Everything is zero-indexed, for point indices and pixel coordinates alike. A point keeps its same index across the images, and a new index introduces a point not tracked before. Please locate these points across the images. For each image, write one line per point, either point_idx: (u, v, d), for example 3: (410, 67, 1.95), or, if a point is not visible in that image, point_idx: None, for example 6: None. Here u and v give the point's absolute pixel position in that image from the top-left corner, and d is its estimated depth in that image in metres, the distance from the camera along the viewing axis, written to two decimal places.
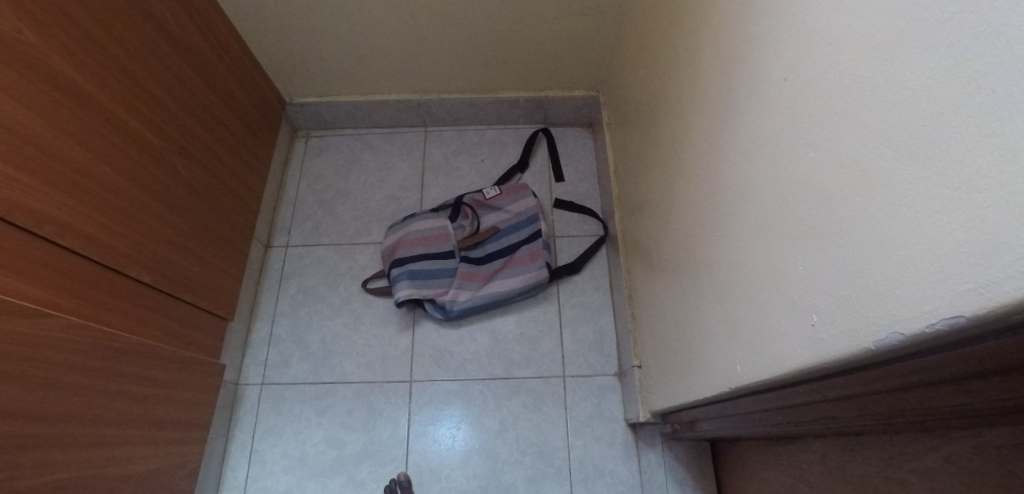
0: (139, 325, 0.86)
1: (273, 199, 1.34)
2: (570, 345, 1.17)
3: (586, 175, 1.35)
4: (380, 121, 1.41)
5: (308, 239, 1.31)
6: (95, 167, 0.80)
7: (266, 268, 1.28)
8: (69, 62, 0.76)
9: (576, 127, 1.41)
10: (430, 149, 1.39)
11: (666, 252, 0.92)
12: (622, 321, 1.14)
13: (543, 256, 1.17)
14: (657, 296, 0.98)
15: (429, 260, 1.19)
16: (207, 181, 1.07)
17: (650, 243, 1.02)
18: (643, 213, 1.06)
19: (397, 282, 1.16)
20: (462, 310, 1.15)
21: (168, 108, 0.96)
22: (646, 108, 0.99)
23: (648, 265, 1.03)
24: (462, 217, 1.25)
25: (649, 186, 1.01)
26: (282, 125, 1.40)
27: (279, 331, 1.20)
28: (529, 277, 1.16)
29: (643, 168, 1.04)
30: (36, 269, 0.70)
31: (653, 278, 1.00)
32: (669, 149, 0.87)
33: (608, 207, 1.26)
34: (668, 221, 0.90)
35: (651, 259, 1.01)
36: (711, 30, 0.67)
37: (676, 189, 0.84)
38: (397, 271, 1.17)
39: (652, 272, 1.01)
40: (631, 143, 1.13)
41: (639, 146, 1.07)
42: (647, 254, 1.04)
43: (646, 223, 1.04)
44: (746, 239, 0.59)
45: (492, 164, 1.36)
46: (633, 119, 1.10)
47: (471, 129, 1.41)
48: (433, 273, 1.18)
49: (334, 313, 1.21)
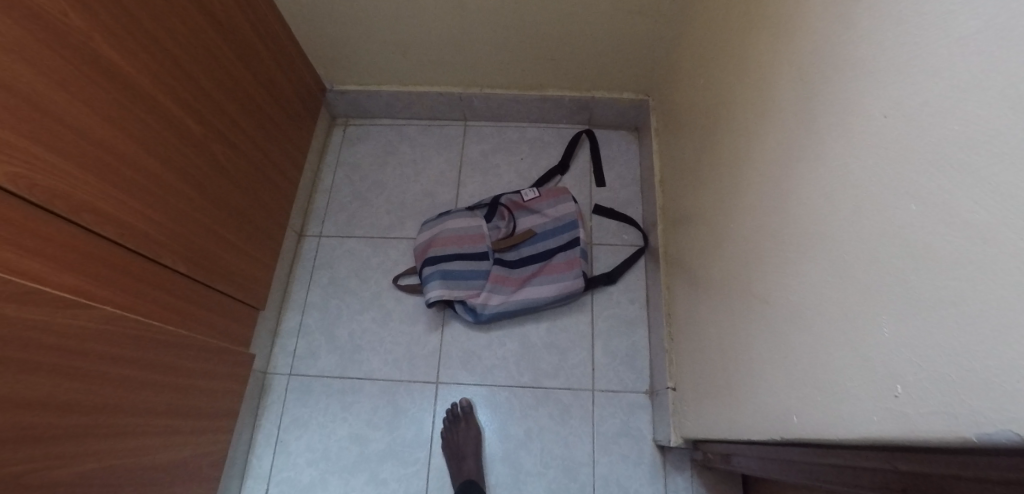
0: (173, 315, 0.86)
1: (308, 187, 1.33)
2: (601, 359, 1.14)
3: (628, 181, 1.30)
4: (420, 112, 1.38)
5: (342, 230, 1.30)
6: (137, 155, 0.79)
7: (298, 257, 1.28)
8: (114, 47, 0.75)
9: (621, 130, 1.35)
10: (469, 144, 1.36)
11: (713, 277, 0.87)
12: (658, 339, 1.10)
13: (581, 265, 1.14)
14: (700, 321, 0.93)
15: (462, 261, 1.16)
16: (246, 170, 1.06)
17: (696, 264, 0.97)
18: (691, 230, 1.01)
19: (429, 282, 1.14)
20: (493, 314, 1.13)
21: (209, 94, 0.95)
22: (703, 120, 0.94)
23: (692, 286, 0.99)
24: (498, 218, 1.22)
25: (700, 203, 0.96)
26: (321, 111, 1.38)
27: (309, 322, 1.20)
28: (565, 286, 1.12)
29: (694, 184, 0.99)
30: (75, 258, 0.70)
31: (697, 301, 0.95)
32: (728, 169, 0.81)
33: (650, 217, 1.21)
34: (720, 245, 0.85)
35: (697, 281, 0.96)
36: (795, 47, 0.61)
37: (733, 213, 0.79)
38: (429, 270, 1.15)
39: (696, 294, 0.96)
40: (682, 154, 1.07)
41: (691, 158, 1.02)
42: (692, 274, 0.99)
43: (693, 242, 0.99)
44: (818, 286, 0.54)
45: (531, 164, 1.33)
46: (687, 130, 1.04)
47: (511, 126, 1.37)
48: (466, 274, 1.15)
49: (364, 308, 1.20)
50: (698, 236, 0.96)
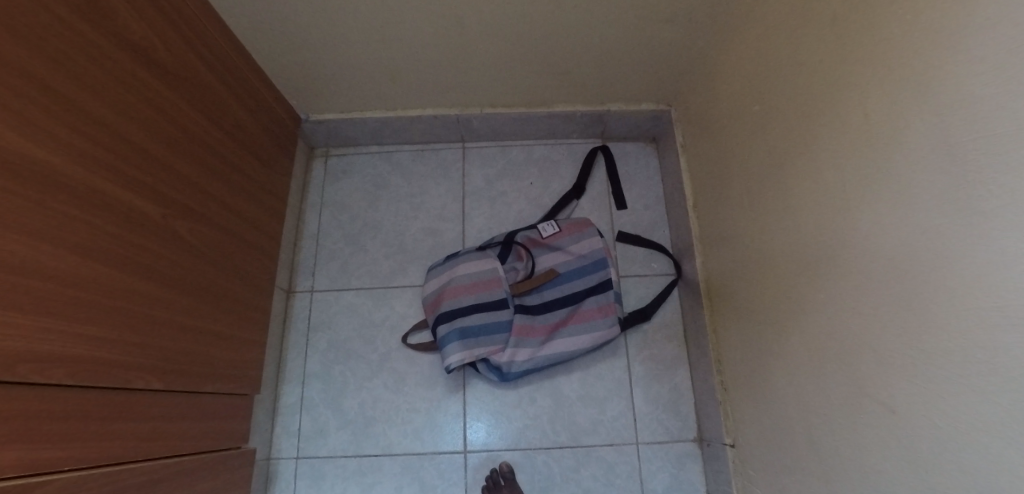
0: (155, 442, 0.73)
1: (293, 235, 1.18)
2: (642, 407, 1.04)
3: (651, 200, 1.19)
4: (411, 137, 1.23)
5: (337, 282, 1.15)
6: (89, 269, 0.63)
7: (291, 318, 1.14)
8: (48, 143, 0.58)
9: (637, 141, 1.24)
10: (470, 170, 1.22)
11: (780, 338, 0.76)
12: (704, 384, 1.00)
13: (615, 310, 1.02)
14: (759, 380, 0.83)
15: (480, 313, 1.02)
16: (221, 241, 0.90)
17: (749, 312, 0.86)
18: (739, 272, 0.89)
19: (445, 342, 1.00)
20: (521, 372, 1.01)
21: (168, 164, 0.78)
22: (755, 151, 0.81)
23: (744, 335, 0.88)
24: (514, 258, 1.09)
25: (752, 245, 0.83)
26: (298, 145, 1.22)
27: (312, 394, 1.08)
28: (599, 335, 1.01)
29: (742, 220, 0.87)
30: (33, 426, 0.55)
31: (754, 356, 0.85)
32: (802, 221, 0.68)
33: (681, 244, 1.10)
34: (788, 305, 0.73)
35: (751, 332, 0.85)
36: (935, 102, 0.47)
37: (814, 276, 0.66)
38: (444, 329, 1.01)
39: (752, 347, 0.85)
40: (722, 181, 0.94)
41: (735, 189, 0.89)
42: (744, 322, 0.88)
43: (743, 287, 0.88)
44: (999, 426, 0.42)
45: (542, 189, 1.20)
46: (727, 155, 0.91)
47: (515, 146, 1.23)
48: (487, 328, 1.02)
49: (373, 373, 1.08)
50: (751, 282, 0.84)
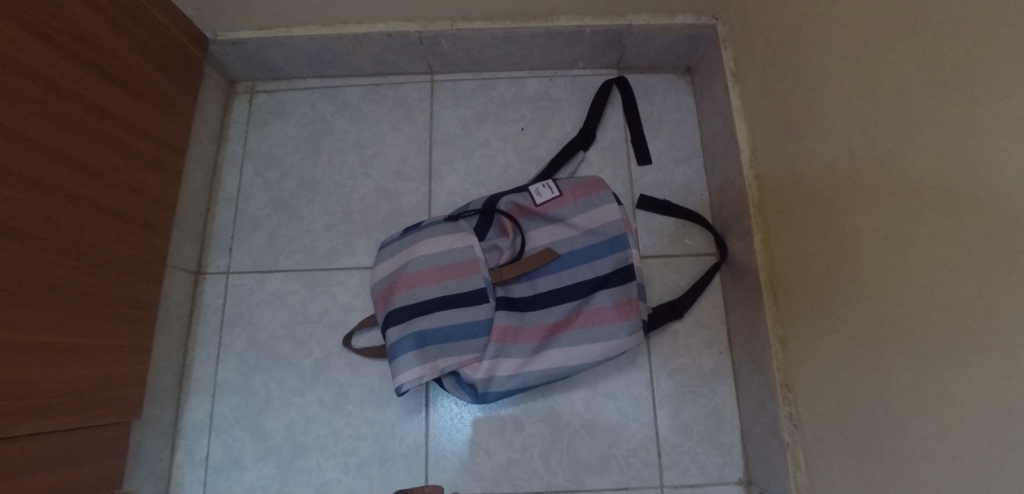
0: None
1: (202, 196, 0.88)
2: (667, 437, 0.77)
3: (684, 154, 0.88)
4: (361, 66, 0.91)
5: (259, 262, 0.86)
6: None
7: (199, 308, 0.85)
8: None
9: (664, 74, 0.92)
10: (440, 110, 0.90)
11: (941, 380, 0.45)
12: (759, 411, 0.72)
13: (638, 309, 0.73)
14: (874, 432, 0.54)
15: (448, 309, 0.73)
16: (65, 208, 0.61)
17: (859, 327, 0.55)
18: (837, 262, 0.58)
19: (396, 351, 0.71)
20: (504, 392, 0.72)
21: None
22: (916, 63, 0.47)
23: (844, 359, 0.58)
24: (496, 233, 0.78)
25: (875, 221, 0.52)
26: (207, 75, 0.90)
27: (224, 413, 0.81)
28: (614, 345, 0.72)
29: (852, 182, 0.55)
30: None
31: (865, 395, 0.55)
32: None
33: (727, 214, 0.81)
34: (970, 325, 0.42)
35: (861, 356, 0.55)
36: None
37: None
38: (396, 332, 0.72)
39: (861, 380, 0.55)
40: (810, 122, 0.62)
41: (839, 133, 0.57)
42: (846, 339, 0.57)
43: (845, 285, 0.57)
44: None
45: (538, 137, 0.89)
46: (829, 78, 0.58)
47: (501, 78, 0.91)
48: (456, 331, 0.72)
49: (304, 386, 0.80)
50: (869, 281, 0.53)
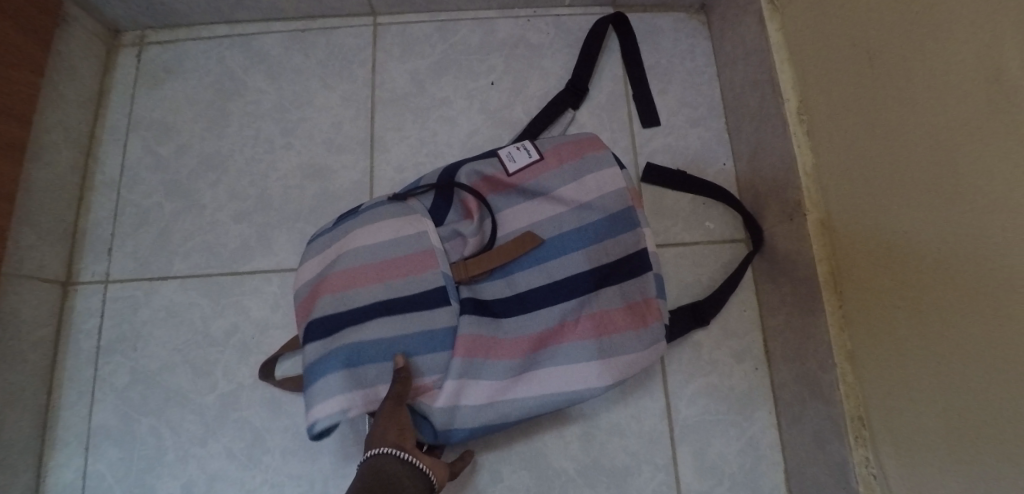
0: None
1: (70, 181, 0.66)
2: (691, 484, 0.58)
3: (700, 113, 0.69)
4: (278, 5, 0.69)
5: (148, 266, 0.64)
6: None
7: (67, 330, 0.63)
8: None
9: (672, 12, 0.72)
10: (384, 62, 0.69)
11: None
12: (815, 449, 0.54)
13: (658, 313, 0.54)
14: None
15: (391, 316, 0.53)
16: None
17: (1005, 350, 0.36)
18: (964, 251, 0.38)
19: (315, 374, 0.51)
20: (471, 429, 0.52)
21: None
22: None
23: (970, 395, 0.38)
24: (457, 218, 0.57)
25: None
26: (72, 18, 0.67)
27: (99, 472, 0.59)
28: (624, 360, 0.53)
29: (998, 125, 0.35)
30: None
31: (1012, 453, 0.35)
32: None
33: (761, 188, 0.62)
34: None
35: (1006, 395, 0.36)
36: None
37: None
38: (318, 352, 0.52)
39: (1004, 430, 0.36)
40: (913, 40, 0.42)
41: (978, 47, 0.37)
42: (977, 366, 0.38)
43: (978, 287, 0.37)
44: None
45: (513, 95, 0.68)
46: None
47: (463, 21, 0.71)
48: (403, 346, 0.52)
49: (208, 430, 0.59)
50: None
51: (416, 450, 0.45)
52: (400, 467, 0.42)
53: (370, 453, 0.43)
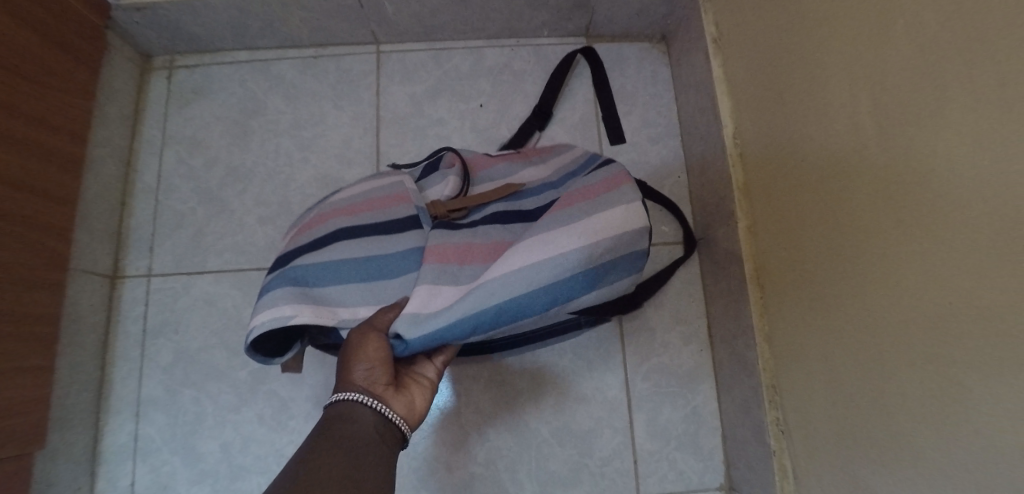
0: None
1: (114, 188, 0.77)
2: (644, 443, 0.71)
3: (660, 131, 0.80)
4: (293, 35, 0.79)
5: (185, 263, 0.75)
6: None
7: (115, 317, 0.74)
8: None
9: (637, 42, 0.84)
10: (387, 86, 0.80)
11: (991, 396, 0.37)
12: (743, 413, 0.66)
13: (632, 179, 0.55)
14: (895, 457, 0.45)
15: (351, 239, 0.53)
16: None
17: (860, 329, 0.48)
18: (836, 255, 0.50)
19: (266, 293, 0.50)
20: (447, 332, 0.45)
21: None
22: (956, 11, 0.39)
23: (841, 363, 0.51)
24: (439, 173, 0.60)
25: (889, 214, 0.44)
26: (111, 46, 0.77)
27: (149, 434, 0.70)
28: (595, 224, 0.49)
29: (864, 161, 0.46)
30: None
31: (867, 403, 0.48)
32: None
33: (707, 198, 0.73)
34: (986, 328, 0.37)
35: (862, 363, 0.48)
36: None
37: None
38: (275, 276, 0.52)
39: (861, 389, 0.48)
40: (808, 89, 0.53)
41: (845, 102, 0.48)
42: (846, 342, 0.50)
43: (845, 283, 0.49)
44: None
45: (498, 114, 0.80)
46: (835, 38, 0.50)
47: (456, 49, 0.81)
48: (366, 269, 0.51)
49: (241, 400, 0.70)
50: (876, 281, 0.46)
51: (389, 395, 0.47)
52: (368, 413, 0.44)
53: (337, 399, 0.45)
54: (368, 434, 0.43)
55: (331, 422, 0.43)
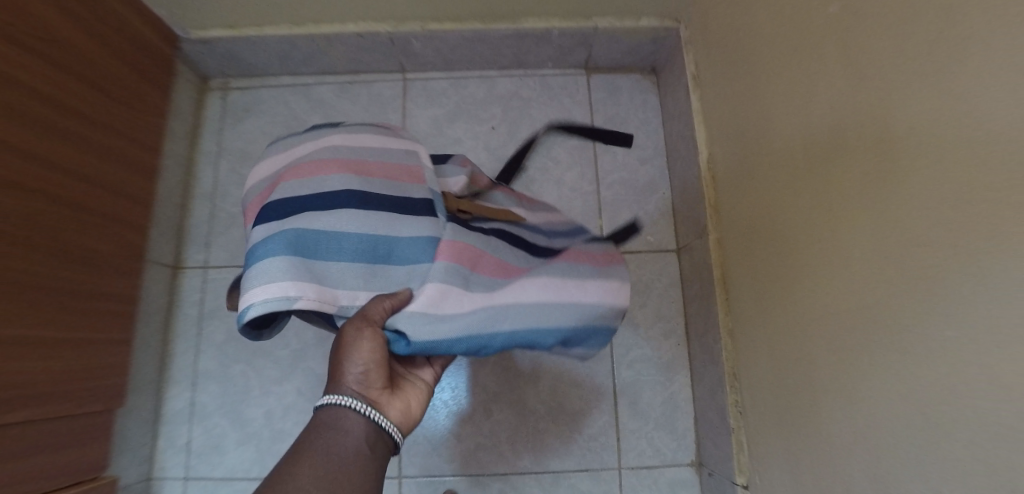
0: None
1: (178, 192, 0.89)
2: (626, 422, 0.82)
3: (648, 152, 0.92)
4: (332, 64, 0.92)
5: (236, 257, 0.88)
6: None
7: (177, 302, 0.86)
8: None
9: (631, 74, 0.95)
10: (412, 109, 0.93)
11: (849, 368, 0.49)
12: (710, 398, 0.77)
13: (624, 262, 0.64)
14: (803, 423, 0.57)
15: (353, 209, 0.54)
16: (34, 207, 0.60)
17: (787, 323, 0.59)
18: (772, 262, 0.62)
19: (262, 254, 0.50)
20: (452, 344, 0.48)
21: None
22: (816, 79, 0.51)
23: (776, 350, 0.62)
24: (454, 164, 0.67)
25: (797, 230, 0.55)
26: (178, 72, 0.90)
27: (204, 402, 0.83)
28: (595, 289, 0.57)
29: (783, 187, 0.58)
30: None
31: (791, 381, 0.59)
32: (947, 190, 0.38)
33: (686, 212, 0.85)
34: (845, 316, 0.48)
35: (788, 350, 0.60)
36: None
37: (972, 294, 0.36)
38: (281, 234, 0.51)
39: (788, 370, 0.60)
40: (749, 126, 0.65)
41: (769, 138, 0.60)
42: (779, 333, 0.61)
43: (778, 284, 0.61)
44: None
45: (508, 135, 0.92)
46: (760, 87, 0.62)
47: (472, 78, 0.94)
48: (372, 251, 0.53)
49: (282, 375, 0.82)
50: (794, 283, 0.57)
51: (379, 399, 0.51)
52: (356, 416, 0.48)
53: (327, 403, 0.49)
54: (352, 439, 0.48)
55: (321, 427, 0.47)
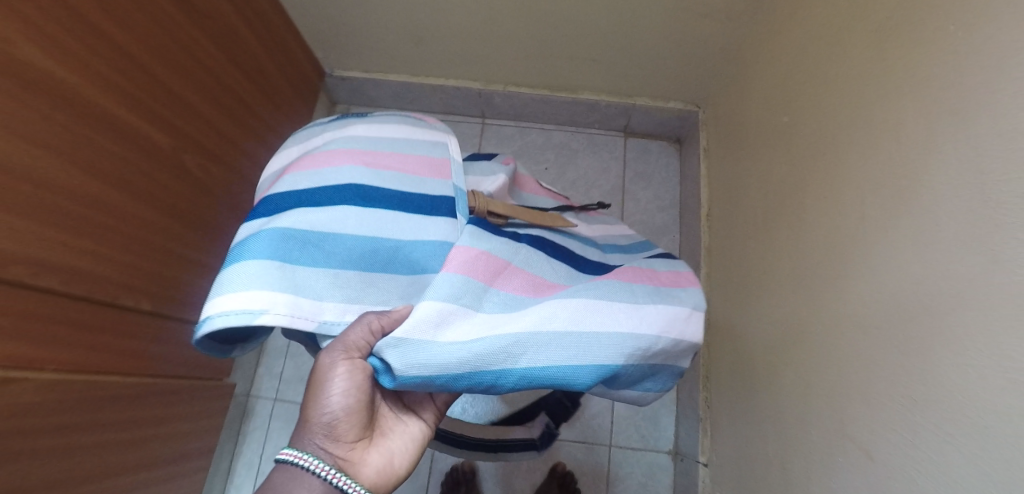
0: (144, 361, 0.76)
1: None
2: (620, 409, 1.03)
3: (665, 202, 1.16)
4: (431, 105, 1.21)
5: None
6: (116, 199, 0.66)
7: None
8: (93, 79, 0.60)
9: (660, 141, 1.20)
10: (486, 146, 1.20)
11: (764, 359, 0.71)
12: (688, 398, 0.98)
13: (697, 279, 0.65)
14: (740, 403, 0.79)
15: (355, 208, 0.58)
16: (225, 180, 0.88)
17: (737, 331, 0.82)
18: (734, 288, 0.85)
19: (244, 256, 0.53)
20: (449, 372, 0.48)
21: (200, 112, 0.79)
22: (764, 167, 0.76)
23: (730, 353, 0.84)
24: (497, 165, 0.73)
25: (750, 265, 0.79)
26: (319, 98, 1.20)
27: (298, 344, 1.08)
28: (646, 312, 0.56)
29: (747, 236, 0.81)
30: (48, 328, 0.60)
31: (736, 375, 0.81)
32: (809, 243, 0.61)
33: (688, 252, 1.07)
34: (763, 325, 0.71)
35: (736, 351, 0.82)
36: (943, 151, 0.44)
37: (816, 307, 0.58)
38: (266, 231, 0.54)
39: (734, 367, 0.82)
40: (732, 192, 0.90)
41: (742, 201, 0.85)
42: (732, 341, 0.84)
43: (735, 305, 0.84)
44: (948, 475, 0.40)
45: (556, 175, 1.18)
46: (741, 166, 0.86)
47: (535, 128, 1.21)
48: (365, 258, 0.56)
49: None
50: (744, 302, 0.80)
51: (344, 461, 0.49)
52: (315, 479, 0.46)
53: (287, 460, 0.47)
54: None
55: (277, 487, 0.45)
